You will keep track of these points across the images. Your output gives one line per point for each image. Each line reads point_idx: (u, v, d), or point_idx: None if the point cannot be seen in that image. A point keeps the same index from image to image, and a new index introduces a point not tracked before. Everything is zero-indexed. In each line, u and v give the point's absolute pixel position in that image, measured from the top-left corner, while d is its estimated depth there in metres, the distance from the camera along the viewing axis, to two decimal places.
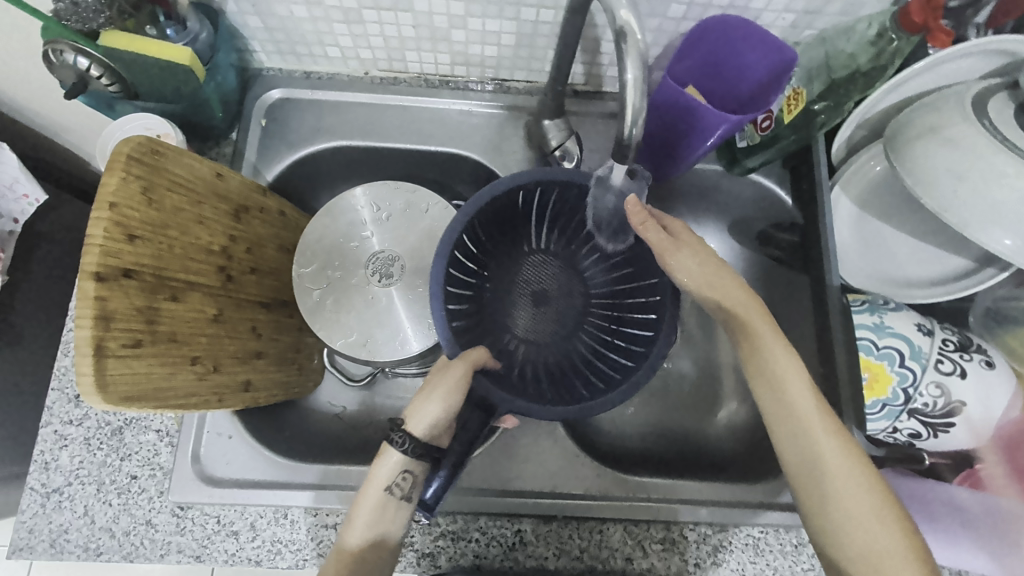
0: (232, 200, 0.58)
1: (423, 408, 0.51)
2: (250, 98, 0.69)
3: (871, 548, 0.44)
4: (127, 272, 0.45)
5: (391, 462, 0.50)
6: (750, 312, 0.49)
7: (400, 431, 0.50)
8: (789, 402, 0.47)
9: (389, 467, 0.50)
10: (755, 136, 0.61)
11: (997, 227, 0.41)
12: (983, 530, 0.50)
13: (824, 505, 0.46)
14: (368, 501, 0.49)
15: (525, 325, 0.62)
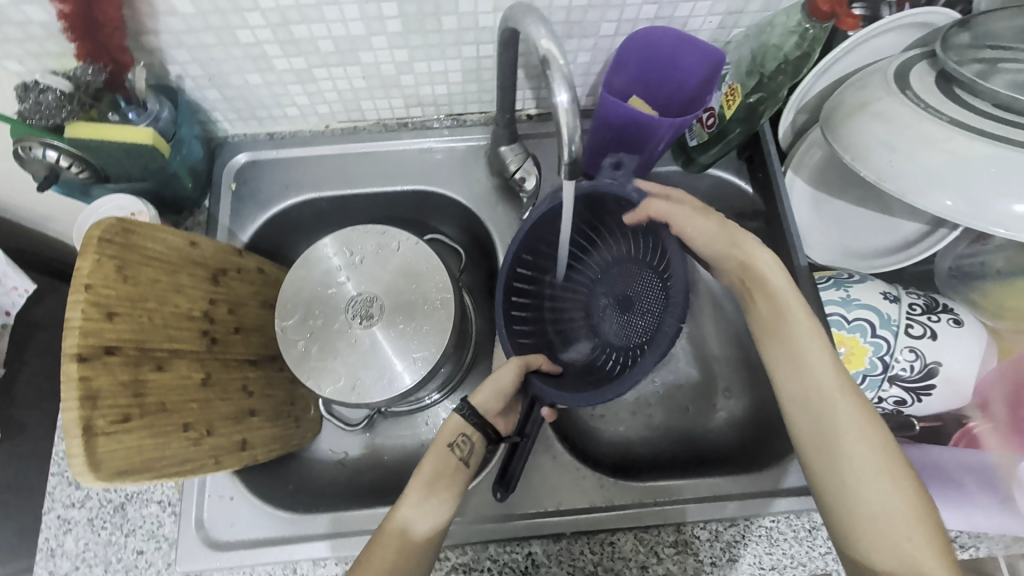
0: (209, 265, 0.60)
1: (485, 386, 0.55)
2: (218, 166, 0.72)
3: (872, 503, 0.45)
4: (109, 349, 0.46)
5: (451, 427, 0.54)
6: (756, 268, 0.51)
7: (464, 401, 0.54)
8: (798, 359, 0.49)
9: (449, 432, 0.54)
10: (703, 134, 0.65)
11: (937, 189, 0.43)
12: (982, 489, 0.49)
13: (824, 463, 0.47)
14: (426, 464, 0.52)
15: (598, 329, 0.63)
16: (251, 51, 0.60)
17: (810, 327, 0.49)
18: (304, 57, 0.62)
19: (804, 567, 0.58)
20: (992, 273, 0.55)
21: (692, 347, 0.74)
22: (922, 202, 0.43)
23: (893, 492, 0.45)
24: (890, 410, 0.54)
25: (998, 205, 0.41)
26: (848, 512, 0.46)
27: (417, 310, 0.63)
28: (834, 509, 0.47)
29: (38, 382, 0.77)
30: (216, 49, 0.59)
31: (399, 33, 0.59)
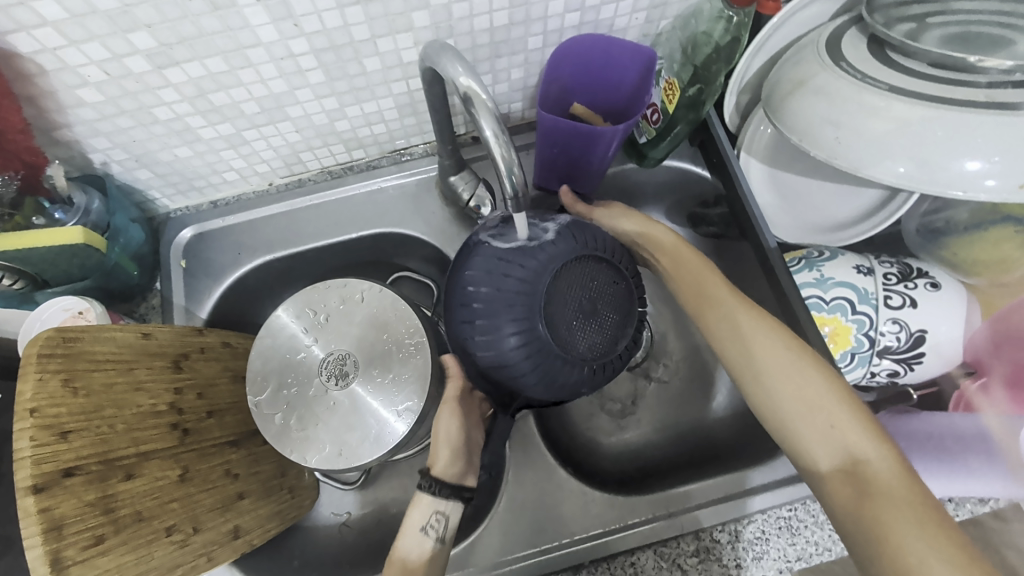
0: (168, 353, 0.57)
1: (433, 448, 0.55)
2: (164, 245, 0.69)
3: (805, 415, 0.47)
4: (69, 471, 0.43)
5: (423, 505, 0.53)
6: (650, 235, 0.58)
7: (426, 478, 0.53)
8: (703, 300, 0.54)
9: (422, 514, 0.53)
10: (650, 129, 0.64)
11: (889, 158, 0.41)
12: (981, 455, 0.48)
13: (754, 389, 0.50)
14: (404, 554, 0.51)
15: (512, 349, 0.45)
16: (173, 126, 0.58)
17: (707, 272, 0.55)
18: (230, 122, 0.59)
19: (830, 552, 0.56)
20: (957, 228, 0.54)
21: (683, 343, 0.73)
22: (878, 172, 0.42)
23: (822, 397, 0.47)
24: (885, 382, 0.53)
25: (953, 167, 0.40)
26: (790, 429, 0.48)
27: (392, 359, 0.61)
28: (775, 431, 0.49)
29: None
30: (136, 130, 0.57)
31: (322, 83, 0.57)
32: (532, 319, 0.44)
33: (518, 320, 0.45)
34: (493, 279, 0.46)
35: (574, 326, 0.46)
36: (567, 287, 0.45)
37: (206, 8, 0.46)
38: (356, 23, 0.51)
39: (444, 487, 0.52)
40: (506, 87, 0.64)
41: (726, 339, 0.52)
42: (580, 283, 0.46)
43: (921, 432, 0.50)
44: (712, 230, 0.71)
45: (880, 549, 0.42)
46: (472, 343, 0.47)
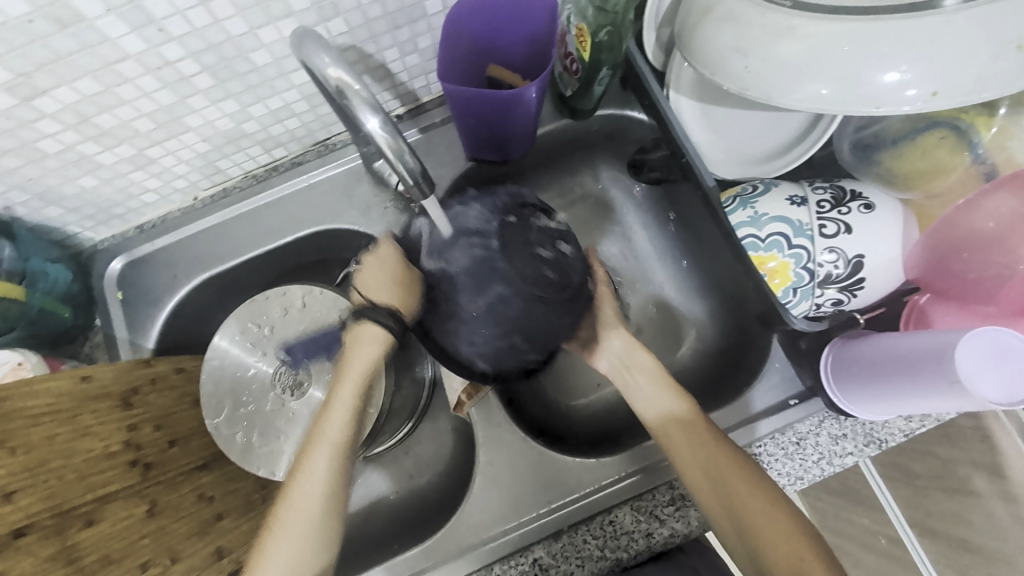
0: (114, 392, 0.55)
1: (373, 288, 0.55)
2: (96, 280, 0.67)
3: (765, 537, 0.48)
4: (21, 531, 0.42)
5: (375, 337, 0.55)
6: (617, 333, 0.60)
7: (372, 312, 0.54)
8: (683, 428, 0.53)
9: (372, 342, 0.55)
10: (572, 82, 0.61)
11: (805, 82, 0.39)
12: (927, 374, 0.45)
13: (685, 442, 0.53)
14: (349, 386, 0.54)
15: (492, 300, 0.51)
16: (66, 157, 0.54)
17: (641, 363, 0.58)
18: (127, 143, 0.56)
19: (802, 480, 0.56)
20: (886, 141, 0.49)
21: (647, 295, 0.73)
22: (795, 98, 0.40)
23: (785, 536, 0.47)
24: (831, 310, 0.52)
25: (869, 80, 0.37)
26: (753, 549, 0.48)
27: None
28: (698, 475, 0.51)
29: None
30: (27, 169, 0.53)
31: (214, 86, 0.54)
32: (491, 259, 0.52)
33: (475, 291, 0.51)
34: (447, 253, 0.52)
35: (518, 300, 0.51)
36: (518, 254, 0.51)
37: (54, 27, 0.42)
38: (227, 17, 0.47)
39: (400, 324, 0.55)
40: (416, 58, 0.59)
41: (705, 471, 0.51)
42: (531, 242, 0.52)
43: (864, 361, 0.49)
44: (656, 175, 0.67)
45: (766, 559, 0.47)
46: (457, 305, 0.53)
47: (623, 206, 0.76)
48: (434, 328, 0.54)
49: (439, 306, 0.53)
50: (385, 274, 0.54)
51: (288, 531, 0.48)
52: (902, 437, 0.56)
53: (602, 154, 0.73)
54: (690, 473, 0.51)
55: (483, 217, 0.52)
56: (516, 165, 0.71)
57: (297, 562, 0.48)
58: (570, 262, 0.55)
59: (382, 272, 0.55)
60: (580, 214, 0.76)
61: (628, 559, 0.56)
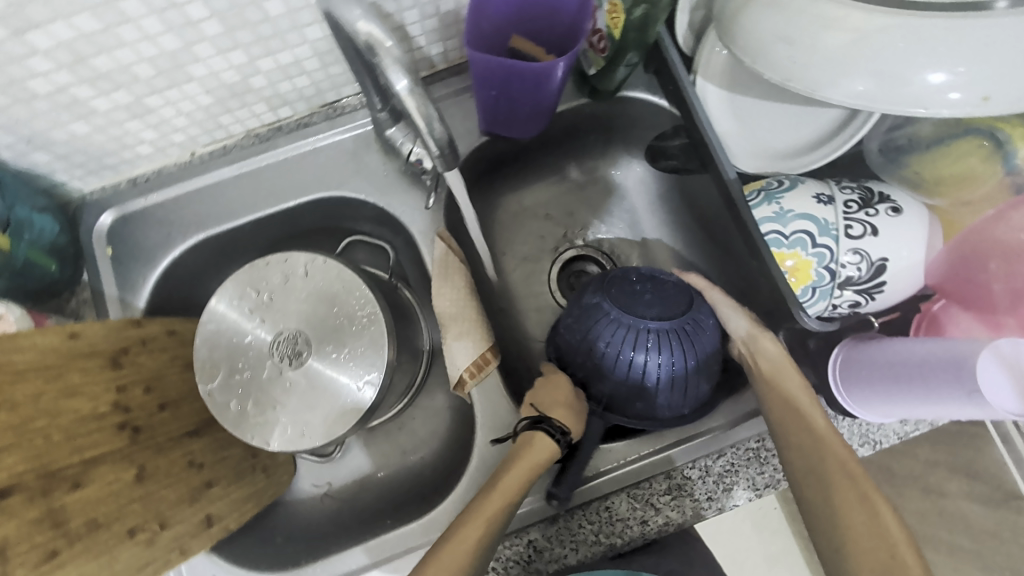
0: (104, 351, 0.53)
1: (552, 405, 0.58)
2: (84, 232, 0.63)
3: (852, 528, 0.48)
4: (4, 492, 0.41)
5: (541, 445, 0.56)
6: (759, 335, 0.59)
7: (552, 422, 0.56)
8: (794, 413, 0.52)
9: (538, 449, 0.56)
10: (598, 61, 0.60)
11: (848, 76, 0.38)
12: (935, 379, 0.46)
13: (792, 424, 0.52)
14: (515, 472, 0.54)
15: (642, 363, 0.56)
16: (58, 100, 0.51)
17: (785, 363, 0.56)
18: (125, 90, 0.52)
19: None
20: (919, 145, 0.49)
21: None
22: (836, 92, 0.39)
23: (879, 532, 0.47)
24: (846, 311, 0.52)
25: (914, 80, 0.36)
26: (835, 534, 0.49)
27: (345, 333, 0.58)
28: (797, 462, 0.51)
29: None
30: (14, 109, 0.50)
31: (221, 35, 0.50)
32: (627, 328, 0.56)
33: (629, 355, 0.56)
34: (594, 343, 0.58)
35: (670, 332, 0.56)
36: (640, 304, 0.56)
37: None
38: None
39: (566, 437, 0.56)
40: (436, 23, 0.57)
41: (803, 456, 0.51)
42: (642, 288, 0.57)
43: (881, 360, 0.49)
44: (673, 163, 0.67)
45: (848, 542, 0.48)
46: (622, 377, 0.57)
47: (634, 191, 0.74)
48: (617, 398, 0.59)
49: (605, 375, 0.58)
50: (560, 393, 0.59)
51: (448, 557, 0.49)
52: (895, 439, 0.55)
53: (618, 138, 0.71)
54: (789, 458, 0.52)
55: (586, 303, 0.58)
56: (531, 143, 0.69)
57: None
58: (685, 292, 0.58)
59: (562, 392, 0.60)
60: (590, 198, 0.75)
61: (622, 545, 0.57)
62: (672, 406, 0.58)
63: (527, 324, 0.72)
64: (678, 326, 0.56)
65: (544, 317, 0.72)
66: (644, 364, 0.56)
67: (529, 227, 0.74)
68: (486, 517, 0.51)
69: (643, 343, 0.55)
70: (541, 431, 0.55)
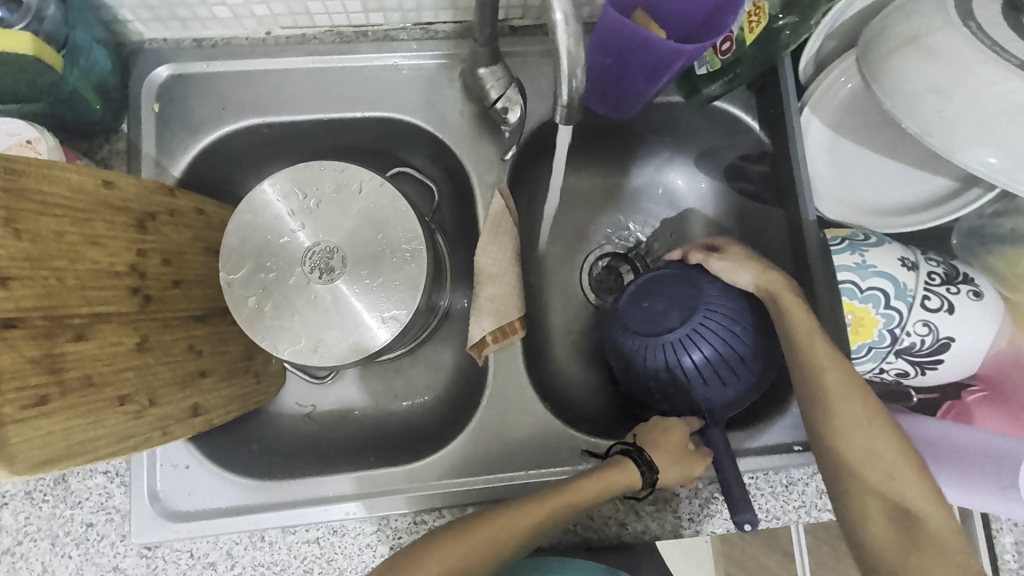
0: (133, 209, 0.50)
1: (660, 442, 0.53)
2: (134, 81, 0.59)
3: (866, 455, 0.49)
4: (8, 323, 0.38)
5: (623, 471, 0.52)
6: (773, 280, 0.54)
7: (643, 450, 0.53)
8: (816, 355, 0.50)
9: (621, 473, 0.52)
10: (715, 61, 0.56)
11: (980, 145, 0.38)
12: (970, 468, 0.49)
13: (812, 369, 0.50)
14: (590, 483, 0.51)
15: (695, 366, 0.53)
16: None
17: (800, 303, 0.52)
18: None
19: (778, 520, 0.58)
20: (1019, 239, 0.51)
21: None
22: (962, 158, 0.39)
23: (889, 456, 0.49)
24: (890, 379, 0.52)
25: None
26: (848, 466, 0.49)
27: (384, 263, 0.55)
28: (813, 398, 0.50)
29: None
30: None
31: None
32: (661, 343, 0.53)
33: (681, 369, 0.53)
34: (647, 368, 0.54)
35: (712, 324, 0.53)
36: (662, 322, 0.54)
37: None
38: None
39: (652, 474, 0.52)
40: None
41: (821, 395, 0.50)
42: (655, 305, 0.55)
43: (919, 434, 0.52)
44: (749, 187, 0.66)
45: (859, 468, 0.49)
46: (700, 383, 0.54)
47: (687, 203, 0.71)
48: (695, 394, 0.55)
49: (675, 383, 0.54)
50: (676, 437, 0.54)
51: (496, 526, 0.49)
52: None
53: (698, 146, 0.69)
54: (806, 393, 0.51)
55: (618, 337, 0.56)
56: (611, 125, 0.66)
57: (461, 560, 0.48)
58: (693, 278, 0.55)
59: (679, 435, 0.54)
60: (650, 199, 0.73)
61: (596, 541, 0.57)
62: (750, 391, 0.55)
63: (553, 306, 0.69)
64: (704, 309, 0.53)
65: (572, 303, 0.70)
66: (710, 364, 0.53)
67: (582, 210, 0.72)
68: (551, 506, 0.50)
69: (689, 349, 0.53)
70: (631, 457, 0.52)
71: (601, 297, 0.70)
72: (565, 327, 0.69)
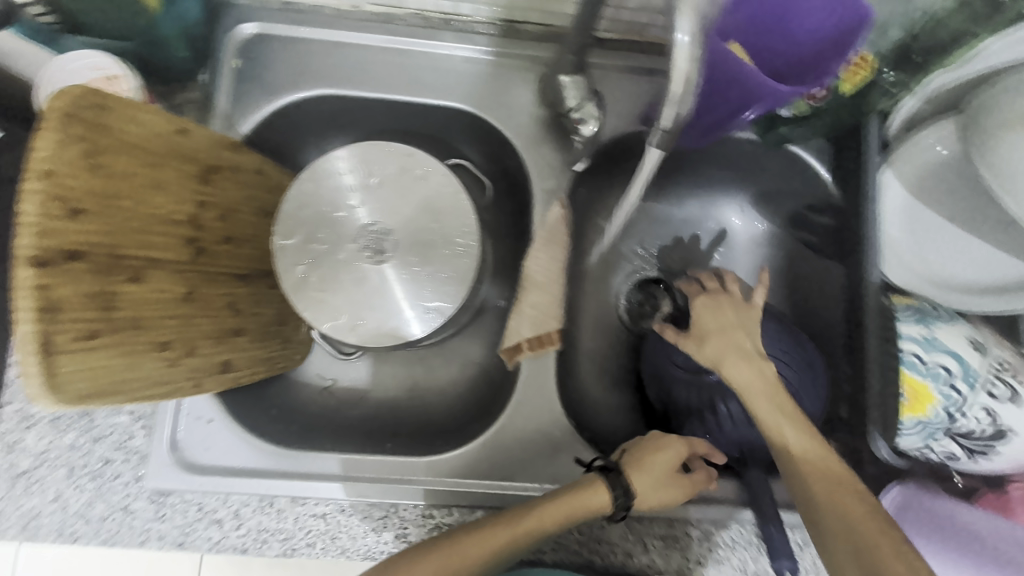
0: (200, 160, 0.50)
1: (644, 467, 0.51)
2: (219, 33, 0.59)
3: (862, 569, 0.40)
4: (73, 254, 0.39)
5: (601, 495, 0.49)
6: (734, 360, 0.50)
7: (620, 474, 0.50)
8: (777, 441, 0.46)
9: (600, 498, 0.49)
10: (801, 106, 0.54)
11: None
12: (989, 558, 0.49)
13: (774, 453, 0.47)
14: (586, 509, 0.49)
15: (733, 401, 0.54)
16: None
17: (756, 378, 0.49)
18: None
19: None
20: None
21: None
22: None
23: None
24: (937, 462, 0.50)
25: None
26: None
27: (435, 253, 0.55)
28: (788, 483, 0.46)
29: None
30: None
31: None
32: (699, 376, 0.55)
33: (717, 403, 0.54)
34: (685, 396, 0.56)
35: None
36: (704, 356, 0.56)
37: None
38: None
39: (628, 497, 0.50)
40: None
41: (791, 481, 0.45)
42: None
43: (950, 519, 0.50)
44: (811, 237, 0.64)
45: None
46: (738, 422, 0.54)
47: (740, 242, 0.68)
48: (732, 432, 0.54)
49: (712, 417, 0.55)
50: (661, 463, 0.51)
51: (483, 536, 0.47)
52: None
53: None
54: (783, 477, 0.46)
55: (660, 362, 0.59)
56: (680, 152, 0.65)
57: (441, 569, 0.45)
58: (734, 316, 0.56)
59: (664, 458, 0.51)
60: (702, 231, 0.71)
61: (599, 567, 0.55)
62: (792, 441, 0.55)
63: (588, 322, 0.68)
64: None
65: (607, 322, 0.69)
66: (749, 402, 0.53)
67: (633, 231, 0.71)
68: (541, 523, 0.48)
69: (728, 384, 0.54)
70: (602, 479, 0.50)
71: (637, 323, 0.68)
72: (595, 346, 0.68)
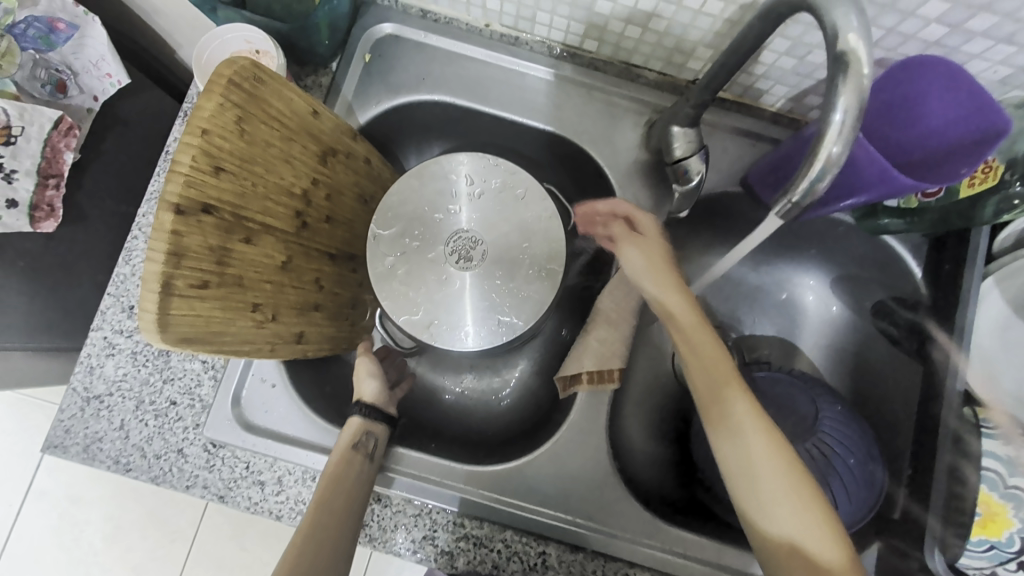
0: (323, 141, 0.53)
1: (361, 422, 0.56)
2: (358, 28, 0.63)
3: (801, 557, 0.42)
4: (206, 208, 0.41)
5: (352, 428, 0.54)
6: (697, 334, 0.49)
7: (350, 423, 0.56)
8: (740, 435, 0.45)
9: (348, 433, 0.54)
10: (911, 199, 0.54)
11: None
12: None
13: (732, 445, 0.45)
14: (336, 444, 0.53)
15: None
16: None
17: (724, 364, 0.48)
18: None
19: None
20: None
21: None
22: None
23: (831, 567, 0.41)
24: None
25: None
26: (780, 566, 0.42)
27: (520, 271, 0.56)
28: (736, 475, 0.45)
29: (101, 196, 0.75)
30: None
31: None
32: None
33: None
34: None
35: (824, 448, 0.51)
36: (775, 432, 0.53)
37: None
38: None
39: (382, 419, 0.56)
40: (790, 64, 0.53)
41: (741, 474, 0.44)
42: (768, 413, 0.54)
43: None
44: (891, 329, 0.63)
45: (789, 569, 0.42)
46: None
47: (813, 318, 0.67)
48: None
49: None
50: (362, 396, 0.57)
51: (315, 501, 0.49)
52: None
53: None
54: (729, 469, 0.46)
55: None
56: None
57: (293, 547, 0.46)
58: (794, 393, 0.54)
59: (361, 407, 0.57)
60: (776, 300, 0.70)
61: None
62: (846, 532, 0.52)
63: (642, 367, 0.68)
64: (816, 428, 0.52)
65: (661, 370, 0.69)
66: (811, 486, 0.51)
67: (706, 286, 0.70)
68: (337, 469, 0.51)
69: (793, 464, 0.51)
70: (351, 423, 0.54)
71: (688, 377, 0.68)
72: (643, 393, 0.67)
